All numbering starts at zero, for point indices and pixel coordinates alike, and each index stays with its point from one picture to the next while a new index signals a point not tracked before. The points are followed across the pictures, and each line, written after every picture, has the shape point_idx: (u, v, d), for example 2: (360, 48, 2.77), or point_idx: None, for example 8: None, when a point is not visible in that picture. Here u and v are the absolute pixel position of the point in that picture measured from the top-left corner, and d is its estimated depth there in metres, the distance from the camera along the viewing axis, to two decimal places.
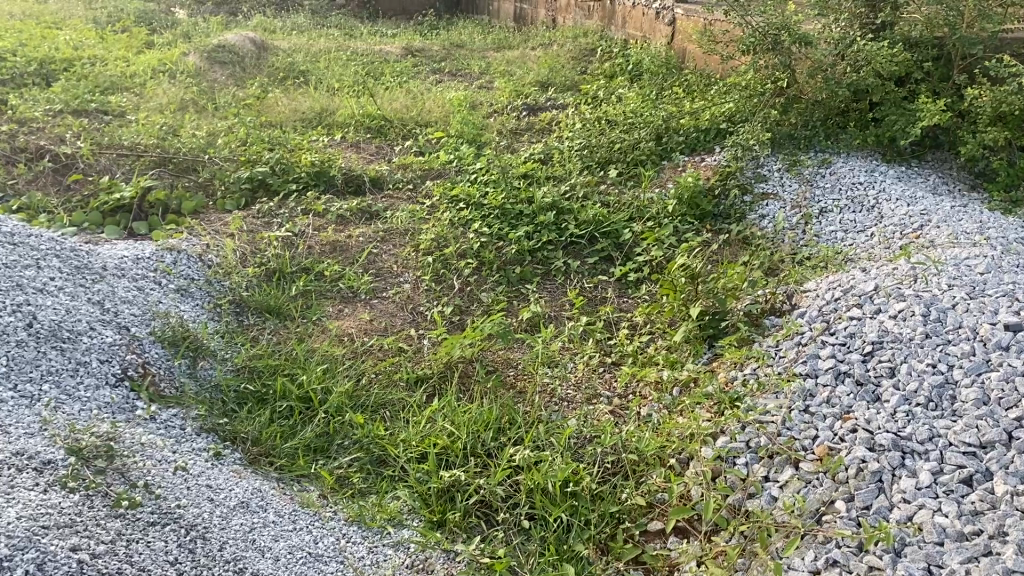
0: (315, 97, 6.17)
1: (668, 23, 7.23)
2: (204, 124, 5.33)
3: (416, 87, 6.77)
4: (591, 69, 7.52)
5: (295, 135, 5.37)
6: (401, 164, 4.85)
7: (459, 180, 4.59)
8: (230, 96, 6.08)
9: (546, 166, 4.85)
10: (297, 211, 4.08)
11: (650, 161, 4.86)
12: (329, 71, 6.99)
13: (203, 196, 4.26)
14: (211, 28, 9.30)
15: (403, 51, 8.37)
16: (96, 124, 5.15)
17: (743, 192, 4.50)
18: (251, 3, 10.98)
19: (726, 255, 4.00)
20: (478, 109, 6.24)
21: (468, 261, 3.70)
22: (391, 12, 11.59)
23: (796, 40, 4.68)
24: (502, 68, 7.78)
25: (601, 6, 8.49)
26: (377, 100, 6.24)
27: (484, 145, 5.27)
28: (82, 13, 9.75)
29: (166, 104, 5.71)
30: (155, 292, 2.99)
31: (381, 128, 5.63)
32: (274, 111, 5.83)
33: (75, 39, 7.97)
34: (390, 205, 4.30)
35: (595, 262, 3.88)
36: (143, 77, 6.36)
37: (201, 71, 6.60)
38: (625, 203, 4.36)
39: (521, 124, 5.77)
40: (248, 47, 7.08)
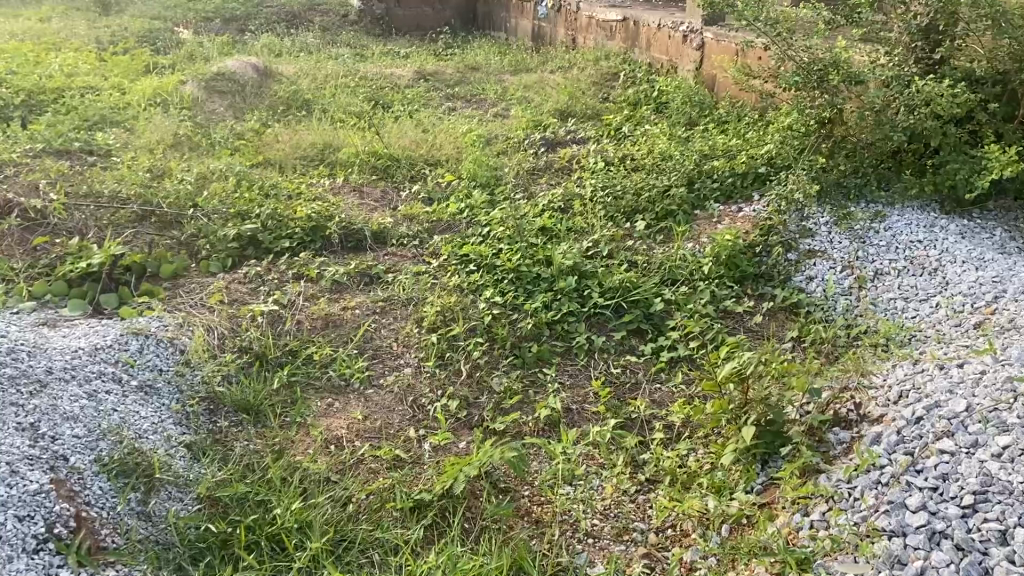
0: (318, 131, 5.76)
1: (697, 48, 6.79)
2: (195, 165, 4.92)
3: (427, 118, 6.36)
4: (613, 98, 7.08)
5: (294, 179, 4.96)
6: (406, 214, 4.43)
7: (469, 235, 4.15)
8: (227, 131, 5.70)
9: (566, 215, 4.38)
10: (287, 276, 3.66)
11: (683, 211, 4.36)
12: (334, 100, 6.59)
13: (185, 256, 3.84)
14: (217, 49, 8.93)
15: (414, 76, 7.96)
16: (77, 167, 4.76)
17: (787, 249, 4.01)
18: (260, 21, 10.62)
19: (771, 329, 3.54)
20: (492, 143, 5.81)
21: (476, 340, 3.24)
22: (407, 29, 11.32)
23: (846, 79, 4.23)
24: (518, 95, 7.35)
25: (623, 27, 8.03)
26: (384, 133, 5.82)
27: (498, 189, 4.83)
28: (84, 34, 9.46)
29: (156, 141, 5.32)
30: (108, 399, 2.57)
31: (387, 168, 5.21)
32: (273, 148, 5.43)
33: (72, 64, 7.61)
34: (392, 265, 3.86)
35: (623, 337, 3.40)
36: (136, 108, 5.97)
37: (198, 101, 6.21)
38: (655, 263, 3.89)
39: (537, 162, 5.33)
40: (250, 75, 6.70)
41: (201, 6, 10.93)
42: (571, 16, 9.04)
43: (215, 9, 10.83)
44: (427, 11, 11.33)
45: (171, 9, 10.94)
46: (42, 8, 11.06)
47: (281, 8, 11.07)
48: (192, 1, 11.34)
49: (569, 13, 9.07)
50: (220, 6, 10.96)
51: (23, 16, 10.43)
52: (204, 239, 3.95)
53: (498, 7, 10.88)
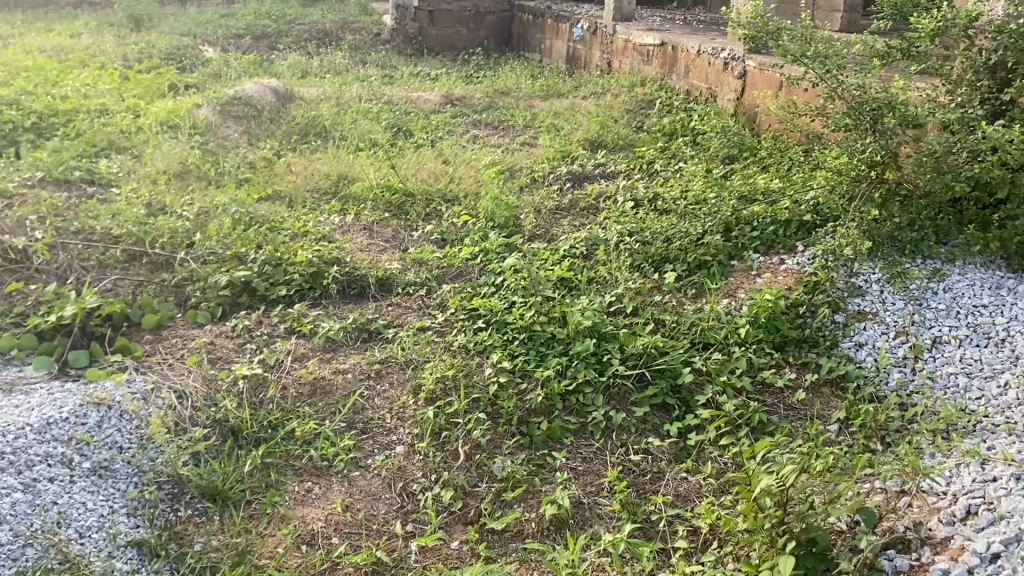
0: (333, 162, 5.47)
1: (739, 76, 6.42)
2: (198, 199, 4.65)
3: (450, 149, 6.05)
4: (647, 128, 6.72)
5: (301, 215, 4.67)
6: (416, 259, 4.10)
7: (481, 285, 3.81)
8: (239, 160, 5.45)
9: (588, 262, 4.02)
10: (278, 332, 3.35)
11: (718, 262, 3.97)
12: (354, 127, 6.31)
13: (172, 304, 3.55)
14: (243, 69, 8.73)
15: (441, 102, 7.68)
16: (74, 200, 4.52)
17: (834, 309, 3.61)
18: (290, 40, 10.43)
19: (813, 407, 3.14)
20: (515, 177, 5.47)
21: (478, 415, 2.88)
22: (440, 49, 11.06)
23: (903, 122, 3.77)
24: (548, 124, 7.03)
25: (660, 52, 7.68)
26: (402, 164, 5.52)
27: (516, 231, 4.49)
28: (112, 50, 9.36)
29: (162, 172, 5.07)
30: (48, 490, 2.34)
31: (401, 204, 4.90)
32: (284, 180, 5.15)
33: (93, 84, 7.44)
34: (394, 318, 3.53)
35: (646, 413, 3.03)
36: (147, 133, 5.73)
37: (211, 126, 5.96)
38: (684, 324, 3.51)
39: (561, 199, 4.98)
40: (268, 99, 6.46)
41: (233, 23, 10.77)
42: (606, 39, 8.71)
43: (246, 27, 10.66)
44: (461, 30, 11.06)
45: (203, 26, 10.79)
46: (75, 24, 10.97)
47: (313, 26, 10.87)
48: (224, 18, 11.19)
49: (605, 36, 8.74)
50: (252, 23, 10.80)
51: (54, 32, 10.39)
52: (195, 287, 3.66)
53: (533, 28, 10.58)
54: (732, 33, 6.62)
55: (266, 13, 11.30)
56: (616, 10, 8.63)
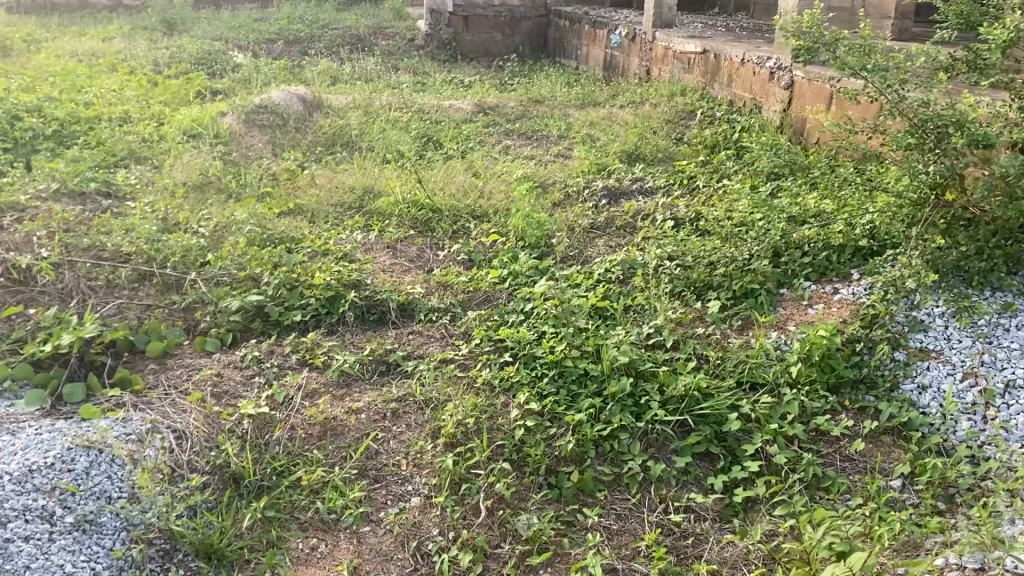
0: (359, 174, 5.25)
1: (786, 87, 6.12)
2: (216, 213, 4.45)
3: (480, 161, 5.81)
4: (687, 141, 6.42)
5: (323, 232, 4.46)
6: (440, 282, 3.86)
7: (509, 312, 3.55)
8: (261, 171, 5.26)
9: (625, 288, 3.75)
10: (290, 363, 3.12)
11: (766, 290, 3.68)
12: (383, 137, 6.09)
13: (180, 330, 3.34)
14: (274, 74, 8.57)
15: (474, 111, 7.44)
16: (88, 214, 4.34)
17: (894, 347, 3.30)
18: (323, 45, 10.28)
19: (873, 459, 2.84)
20: (548, 192, 5.21)
21: (503, 466, 2.63)
22: (474, 54, 10.84)
23: (973, 143, 3.41)
24: (583, 136, 6.77)
25: (702, 60, 7.39)
26: (430, 178, 5.29)
27: (547, 251, 4.23)
28: (144, 54, 9.27)
29: (181, 184, 4.88)
30: (22, 551, 2.12)
31: (427, 221, 4.66)
32: (307, 194, 4.94)
33: (120, 90, 7.32)
34: (414, 348, 3.29)
35: (687, 464, 2.75)
36: (169, 142, 5.56)
37: (235, 135, 5.78)
38: (729, 361, 3.22)
39: (596, 216, 4.71)
40: (295, 107, 6.28)
41: (266, 27, 10.64)
42: (645, 46, 8.43)
43: (279, 31, 10.52)
44: (495, 36, 10.83)
45: (235, 30, 10.67)
46: (109, 27, 10.91)
47: (346, 30, 10.71)
48: (257, 23, 11.07)
49: (644, 43, 8.46)
50: (285, 28, 10.66)
51: (88, 36, 10.35)
52: (205, 311, 3.45)
53: (570, 34, 10.32)
54: (779, 42, 6.32)
55: (299, 18, 11.16)
56: (656, 16, 8.34)
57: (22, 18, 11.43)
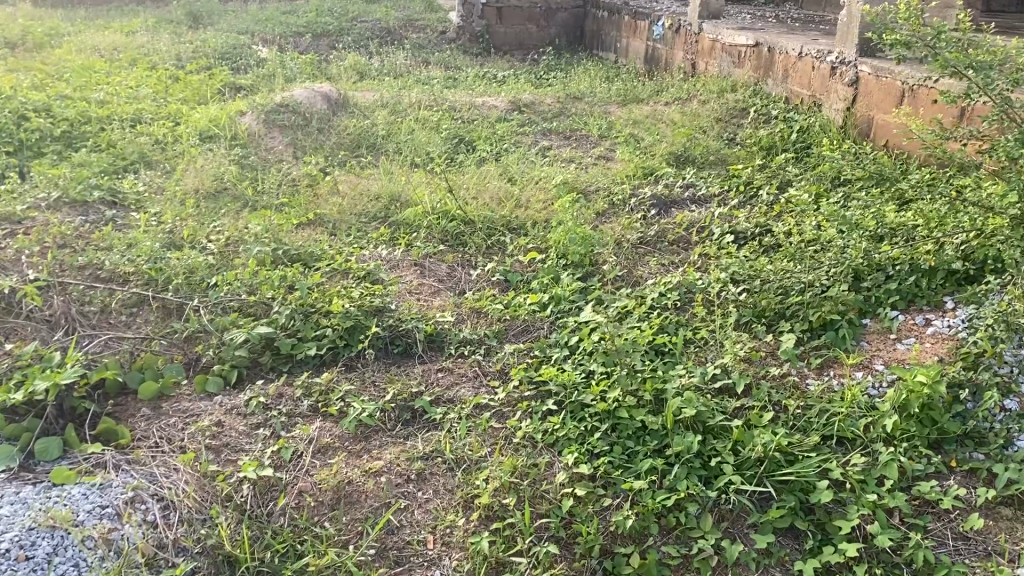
0: (386, 180, 4.85)
1: (849, 83, 5.61)
2: (228, 225, 4.06)
3: (517, 166, 5.38)
4: (740, 142, 5.94)
5: (345, 247, 4.05)
6: (473, 308, 3.43)
7: (551, 346, 3.11)
8: (280, 178, 4.87)
9: (685, 316, 3.30)
10: (301, 409, 2.71)
11: (847, 321, 3.20)
12: (412, 138, 5.68)
13: (179, 364, 2.94)
14: (300, 70, 8.18)
15: (509, 109, 7.00)
16: (89, 227, 3.96)
17: (1006, 393, 2.79)
18: (352, 39, 9.88)
19: (992, 538, 2.36)
20: (592, 200, 4.76)
21: (548, 549, 2.20)
22: (508, 47, 10.39)
23: None
24: (626, 137, 6.30)
25: (754, 53, 6.88)
26: (463, 185, 4.86)
27: (593, 270, 3.78)
28: (166, 48, 8.94)
29: (193, 192, 4.50)
30: None
31: (460, 235, 4.24)
32: (329, 203, 4.54)
33: (139, 86, 6.98)
34: (443, 390, 2.86)
35: (769, 544, 2.30)
36: (184, 145, 5.19)
37: (254, 137, 5.39)
38: (810, 411, 2.77)
39: (646, 229, 4.25)
40: (318, 107, 5.88)
41: (293, 20, 10.26)
42: (691, 38, 7.94)
43: (307, 24, 10.14)
44: (530, 28, 10.37)
45: (262, 23, 10.30)
46: (134, 20, 10.62)
47: (376, 23, 10.30)
48: (285, 15, 10.69)
49: (689, 36, 7.96)
50: (314, 20, 10.28)
51: (111, 30, 10.06)
52: (208, 343, 3.05)
53: (608, 25, 9.83)
54: (842, 33, 5.78)
55: (327, 10, 10.76)
56: (703, 7, 7.82)
57: (46, 11, 11.15)
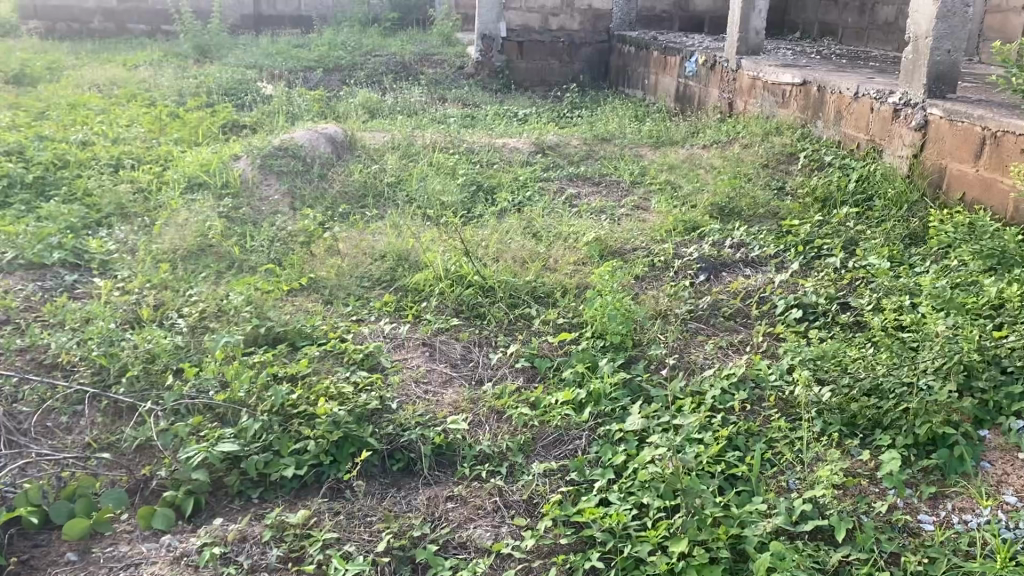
0: (393, 236, 4.25)
1: (917, 128, 4.98)
2: (207, 293, 3.48)
3: (541, 219, 4.77)
4: (791, 193, 5.32)
5: (341, 321, 3.45)
6: (492, 405, 2.78)
7: (590, 464, 2.49)
8: (273, 233, 4.29)
9: (755, 423, 2.67)
10: (269, 561, 2.11)
11: (964, 434, 2.54)
12: (425, 186, 5.09)
13: (121, 488, 2.33)
14: (308, 107, 7.66)
15: (531, 151, 6.42)
16: (43, 297, 3.39)
17: None
18: (364, 74, 9.39)
19: None
20: (629, 261, 4.14)
21: None
22: (529, 83, 9.86)
23: None
24: (662, 184, 5.70)
25: (801, 92, 6.28)
26: (480, 242, 4.25)
27: (637, 354, 3.14)
28: (169, 83, 8.47)
29: (171, 252, 3.92)
30: None
31: (476, 306, 3.60)
32: (326, 264, 3.95)
33: (131, 125, 6.46)
34: (453, 531, 2.24)
35: None
36: (169, 195, 4.63)
37: (247, 185, 4.82)
38: (933, 570, 2.11)
39: (696, 300, 3.62)
40: (321, 150, 5.32)
41: (303, 53, 9.78)
42: (727, 76, 7.36)
43: (318, 58, 9.65)
44: (553, 63, 9.83)
45: (271, 56, 9.83)
46: (140, 54, 10.19)
47: (391, 58, 9.81)
48: (296, 49, 10.23)
49: (726, 73, 7.39)
50: (325, 54, 9.79)
51: (114, 63, 9.63)
52: (161, 458, 2.45)
53: (635, 61, 9.28)
54: (905, 71, 5.17)
55: (340, 43, 10.28)
56: (741, 42, 7.25)
57: (51, 43, 10.74)
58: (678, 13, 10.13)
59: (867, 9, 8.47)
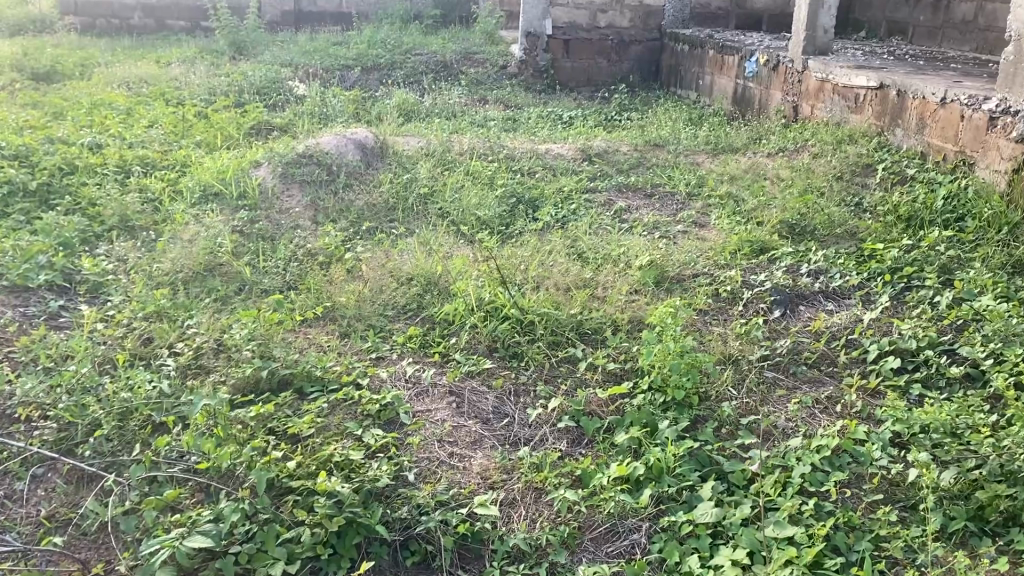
0: (422, 257, 3.79)
1: (1017, 139, 4.40)
2: (205, 324, 3.05)
3: (588, 237, 4.27)
4: (870, 210, 4.76)
5: (359, 360, 3.00)
6: (531, 480, 2.31)
7: (651, 569, 2.05)
8: (290, 250, 3.86)
9: (856, 514, 2.16)
10: None
11: None
12: (461, 200, 4.63)
13: None
14: (342, 108, 7.25)
15: (576, 159, 5.92)
16: (21, 327, 2.99)
17: None
18: (403, 74, 8.97)
19: None
20: (689, 291, 3.63)
21: None
22: (574, 83, 9.36)
23: None
24: (722, 196, 5.16)
25: (878, 97, 5.69)
26: (521, 263, 3.77)
27: (705, 414, 2.64)
28: (200, 81, 8.14)
29: (174, 273, 3.51)
30: None
31: (513, 342, 3.12)
32: (346, 288, 3.50)
33: (154, 128, 6.10)
34: None
35: None
36: (180, 206, 4.23)
37: (267, 195, 4.40)
38: None
39: (770, 343, 3.11)
40: (348, 155, 4.89)
41: (341, 51, 9.40)
42: (792, 77, 6.79)
43: (356, 56, 9.25)
44: (600, 62, 9.32)
45: (308, 53, 9.46)
46: (175, 50, 9.90)
47: (431, 56, 9.37)
48: (334, 46, 9.85)
49: (790, 73, 6.82)
50: (363, 52, 9.39)
51: (147, 60, 9.34)
52: (125, 546, 2.02)
53: (689, 60, 8.72)
54: (1006, 76, 4.59)
55: (379, 40, 9.87)
56: (808, 41, 6.67)
57: (87, 39, 10.51)
58: (735, 9, 9.52)
59: (941, 6, 7.79)
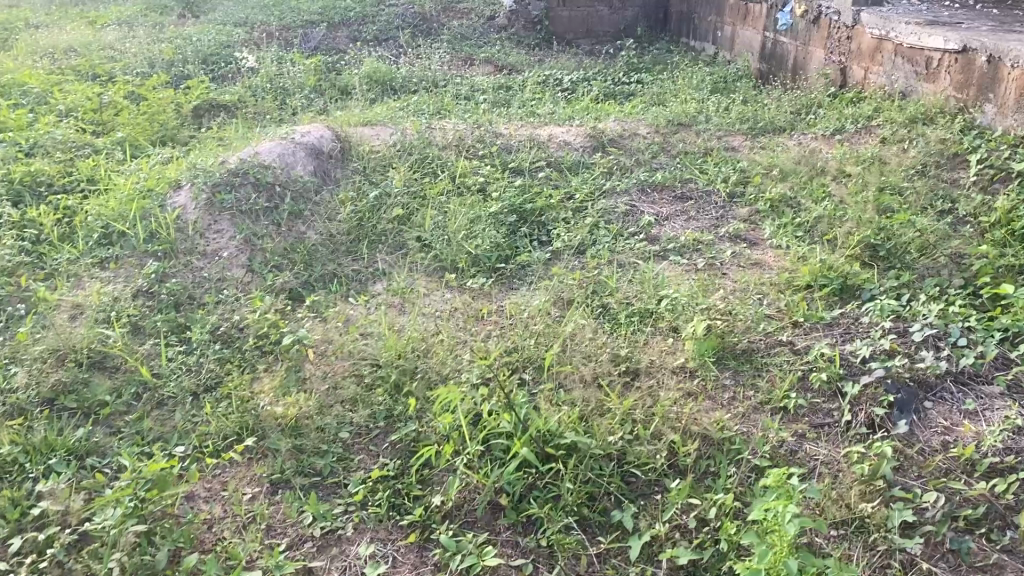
0: (393, 332, 2.75)
1: None
2: (59, 493, 2.04)
3: (614, 279, 3.22)
4: (969, 219, 3.71)
5: (296, 548, 2.00)
6: None
7: None
8: (212, 324, 2.82)
9: None
10: None
11: None
12: (444, 228, 3.56)
13: None
14: (301, 80, 6.09)
15: (586, 146, 4.82)
16: None
17: None
18: (376, 28, 7.73)
19: None
20: (765, 379, 2.60)
21: None
22: (573, 35, 8.16)
23: None
24: (774, 199, 4.10)
25: (959, 62, 4.57)
26: (530, 339, 2.73)
27: None
28: (137, 49, 6.93)
29: (35, 383, 2.49)
30: None
31: (525, 499, 2.11)
32: (284, 397, 2.46)
33: (65, 121, 4.96)
34: None
35: None
36: (66, 258, 3.18)
37: (187, 233, 3.32)
38: None
39: (906, 494, 2.10)
40: (298, 168, 3.81)
41: (305, 5, 8.15)
42: (839, 32, 5.63)
43: (321, 10, 8.00)
44: (601, 8, 8.11)
45: (268, 8, 8.21)
46: (115, 9, 8.62)
47: (408, 8, 8.13)
48: None
49: (835, 28, 5.66)
50: (330, 4, 8.14)
51: (81, 22, 8.08)
52: None
53: (705, 8, 7.51)
54: None
55: None
56: None
57: None
58: None
59: None
